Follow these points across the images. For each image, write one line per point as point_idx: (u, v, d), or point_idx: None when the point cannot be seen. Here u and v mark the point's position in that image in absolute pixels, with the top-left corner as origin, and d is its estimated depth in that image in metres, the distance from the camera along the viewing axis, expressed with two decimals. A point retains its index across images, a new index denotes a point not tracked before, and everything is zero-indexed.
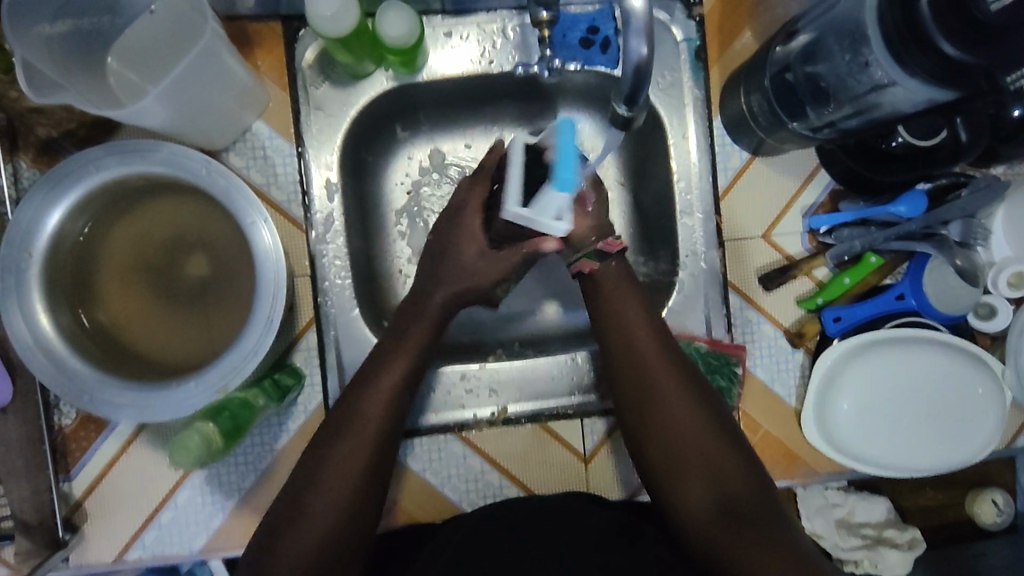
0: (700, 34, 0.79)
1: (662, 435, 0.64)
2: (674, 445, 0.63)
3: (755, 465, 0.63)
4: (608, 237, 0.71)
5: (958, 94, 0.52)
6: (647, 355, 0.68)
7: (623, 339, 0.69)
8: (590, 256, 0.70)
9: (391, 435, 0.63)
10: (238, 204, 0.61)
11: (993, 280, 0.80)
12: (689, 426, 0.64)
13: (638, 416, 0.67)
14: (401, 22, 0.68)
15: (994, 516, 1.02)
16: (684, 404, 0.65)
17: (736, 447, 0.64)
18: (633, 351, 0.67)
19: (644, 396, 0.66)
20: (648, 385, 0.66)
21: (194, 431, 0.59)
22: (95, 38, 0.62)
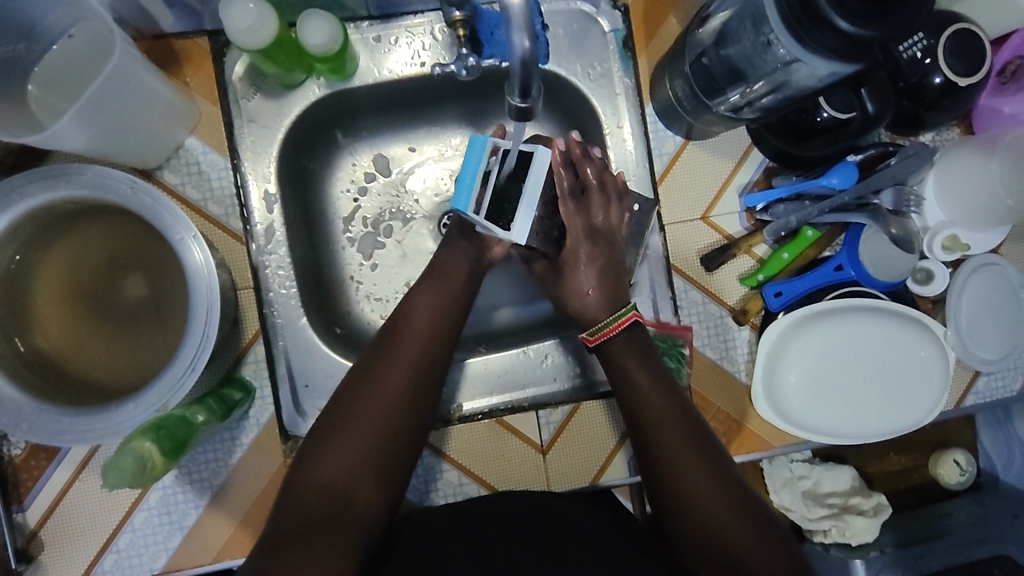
0: (626, 24, 0.80)
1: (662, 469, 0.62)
2: (677, 484, 0.61)
3: (724, 478, 0.61)
4: (585, 334, 0.70)
5: (858, 67, 0.54)
6: (644, 386, 0.66)
7: (623, 372, 0.67)
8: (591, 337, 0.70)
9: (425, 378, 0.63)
10: (167, 221, 0.61)
11: (928, 245, 0.81)
12: (694, 469, 0.61)
13: (639, 446, 0.65)
14: (323, 29, 0.68)
15: (957, 477, 1.03)
16: (682, 439, 0.62)
17: (708, 459, 0.62)
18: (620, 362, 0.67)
19: (644, 430, 0.64)
20: (647, 418, 0.64)
21: (129, 451, 0.58)
22: (11, 65, 0.61)
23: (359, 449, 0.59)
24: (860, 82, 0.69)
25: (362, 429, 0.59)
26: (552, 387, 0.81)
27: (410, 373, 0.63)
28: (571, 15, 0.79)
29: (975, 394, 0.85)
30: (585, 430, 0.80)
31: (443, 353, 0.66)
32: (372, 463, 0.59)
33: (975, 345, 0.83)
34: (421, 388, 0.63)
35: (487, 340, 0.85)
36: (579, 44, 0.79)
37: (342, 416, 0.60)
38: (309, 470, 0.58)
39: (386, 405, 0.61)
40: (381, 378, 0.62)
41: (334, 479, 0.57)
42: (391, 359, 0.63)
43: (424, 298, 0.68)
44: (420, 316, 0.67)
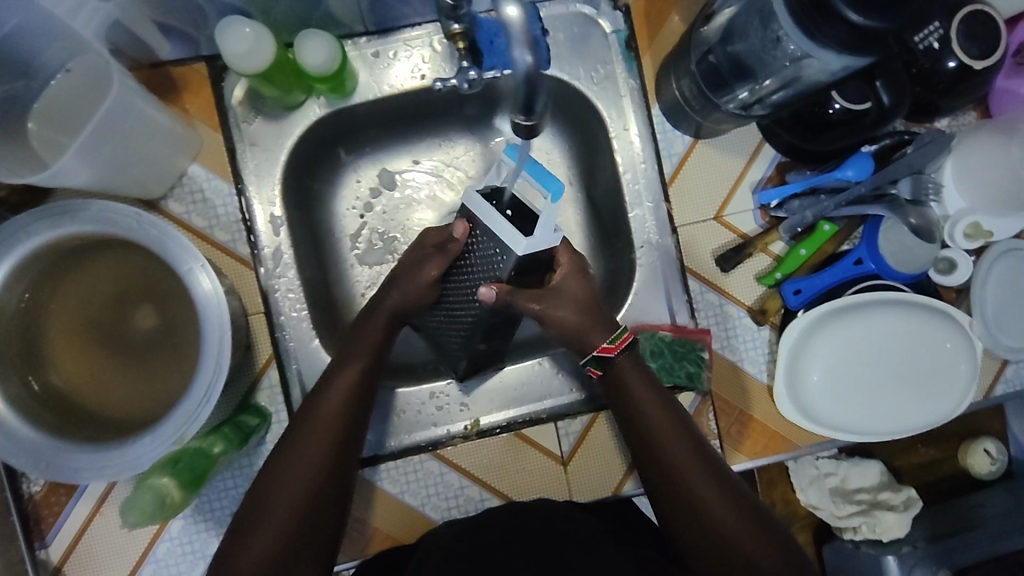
0: (627, 25, 0.79)
1: (680, 498, 0.62)
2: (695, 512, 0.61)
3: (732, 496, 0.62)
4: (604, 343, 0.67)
5: (873, 60, 0.52)
6: (651, 406, 0.66)
7: (630, 402, 0.67)
8: (591, 363, 0.68)
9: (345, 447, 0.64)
10: (175, 252, 0.61)
11: (949, 234, 0.79)
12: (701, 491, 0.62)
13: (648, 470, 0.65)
14: (321, 50, 0.67)
15: (989, 466, 1.01)
16: (696, 462, 0.63)
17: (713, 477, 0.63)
18: (629, 384, 0.67)
19: (659, 459, 0.64)
20: (657, 444, 0.65)
21: (147, 489, 0.62)
22: (11, 103, 0.60)
23: (277, 533, 0.59)
24: (873, 74, 0.68)
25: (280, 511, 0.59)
26: (569, 399, 0.79)
27: (321, 461, 0.62)
28: (571, 18, 0.78)
29: (1005, 383, 0.83)
30: (606, 439, 0.79)
31: (357, 430, 0.65)
32: (288, 550, 0.59)
33: (1001, 334, 0.80)
34: (333, 465, 0.62)
35: None
36: (581, 48, 0.78)
37: (257, 501, 0.60)
38: (223, 564, 0.58)
39: (297, 490, 0.60)
40: (293, 464, 0.61)
41: (253, 570, 0.57)
42: (307, 440, 0.62)
43: (338, 376, 0.66)
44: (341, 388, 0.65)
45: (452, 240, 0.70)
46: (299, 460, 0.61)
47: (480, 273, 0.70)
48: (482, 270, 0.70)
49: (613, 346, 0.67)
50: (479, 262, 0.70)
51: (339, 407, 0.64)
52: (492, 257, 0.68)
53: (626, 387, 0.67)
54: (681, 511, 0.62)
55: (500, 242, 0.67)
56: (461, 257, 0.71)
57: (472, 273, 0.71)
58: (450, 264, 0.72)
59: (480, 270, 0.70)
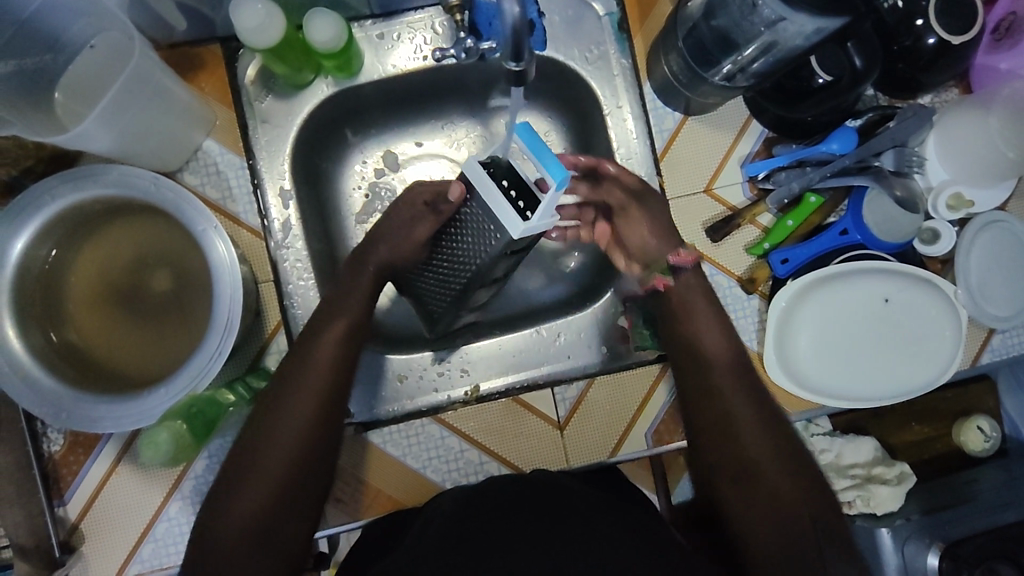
0: (620, 7, 0.82)
1: (726, 438, 0.66)
2: (739, 450, 0.65)
3: (776, 423, 0.67)
4: (676, 254, 0.76)
5: (844, 21, 0.55)
6: (709, 337, 0.72)
7: (684, 332, 0.73)
8: (664, 273, 0.76)
9: (331, 406, 0.66)
10: (189, 214, 0.65)
11: (933, 205, 0.82)
12: (743, 414, 0.67)
13: (695, 395, 0.70)
14: (328, 27, 0.71)
15: (983, 443, 1.03)
16: (749, 406, 0.67)
17: (760, 407, 0.67)
18: (695, 318, 0.74)
19: (706, 385, 0.70)
20: (709, 372, 0.70)
21: (163, 429, 0.65)
22: (39, 75, 0.64)
23: (271, 486, 0.62)
24: (845, 37, 0.70)
25: (267, 468, 0.62)
26: (566, 365, 0.82)
27: (308, 421, 0.65)
28: (567, 1, 0.82)
29: (991, 352, 0.85)
30: (600, 404, 0.82)
31: (343, 390, 0.68)
32: (278, 502, 0.62)
33: (986, 303, 0.83)
34: (319, 424, 0.65)
35: (500, 324, 0.87)
36: (575, 29, 0.82)
37: (245, 460, 0.63)
38: (217, 514, 0.61)
39: (290, 446, 0.63)
40: (282, 422, 0.64)
41: (246, 519, 0.60)
42: (292, 402, 0.65)
43: (325, 336, 0.69)
44: (324, 353, 0.68)
45: (445, 201, 0.73)
46: (283, 420, 0.64)
47: (471, 243, 0.72)
48: (472, 240, 0.72)
49: (687, 255, 0.76)
50: (468, 235, 0.72)
51: (328, 369, 0.67)
52: (483, 228, 0.69)
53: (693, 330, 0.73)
54: (725, 449, 0.66)
55: (496, 220, 0.67)
56: (455, 222, 0.74)
57: (461, 240, 0.73)
58: (443, 227, 0.75)
59: (473, 240, 0.72)
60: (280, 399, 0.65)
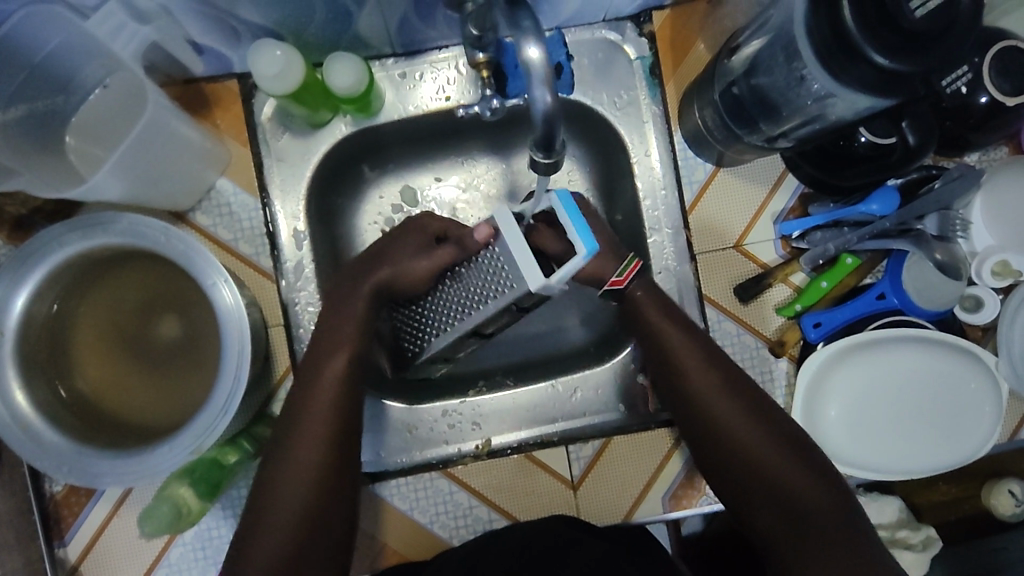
0: (652, 51, 0.79)
1: (724, 447, 0.64)
2: (741, 458, 0.63)
3: (777, 435, 0.64)
4: (613, 275, 0.70)
5: (899, 101, 0.51)
6: (681, 348, 0.68)
7: (660, 344, 0.69)
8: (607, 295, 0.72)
9: (346, 433, 0.63)
10: (200, 266, 0.62)
11: (976, 271, 0.77)
12: (738, 429, 0.64)
13: (686, 413, 0.67)
14: (348, 72, 0.68)
15: (1012, 507, 0.98)
16: (731, 403, 0.65)
17: (754, 420, 0.64)
18: (662, 335, 0.69)
19: (694, 405, 0.66)
20: (693, 391, 0.67)
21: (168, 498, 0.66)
22: (50, 117, 0.63)
23: (284, 528, 0.59)
24: (899, 115, 0.66)
25: (285, 498, 0.60)
26: (581, 422, 0.79)
27: (324, 443, 0.62)
28: (597, 43, 0.78)
29: None
30: (617, 466, 0.79)
31: (352, 419, 0.64)
32: (306, 530, 0.60)
33: None
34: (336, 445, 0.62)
35: (514, 372, 0.84)
36: (604, 73, 0.78)
37: (265, 490, 0.60)
38: (239, 560, 0.59)
39: (301, 473, 0.60)
40: (290, 450, 0.61)
41: (269, 559, 0.58)
42: (305, 423, 0.62)
43: (327, 364, 0.65)
44: (332, 370, 0.65)
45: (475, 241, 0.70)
46: (299, 443, 0.61)
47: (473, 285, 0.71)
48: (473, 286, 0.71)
49: (623, 278, 0.70)
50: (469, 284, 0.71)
51: (331, 391, 0.64)
52: (496, 278, 0.68)
53: (659, 337, 0.69)
54: (725, 459, 0.65)
55: (517, 270, 0.66)
56: (463, 261, 0.72)
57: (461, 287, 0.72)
58: (449, 264, 0.73)
59: (479, 283, 0.70)
60: (294, 420, 0.62)
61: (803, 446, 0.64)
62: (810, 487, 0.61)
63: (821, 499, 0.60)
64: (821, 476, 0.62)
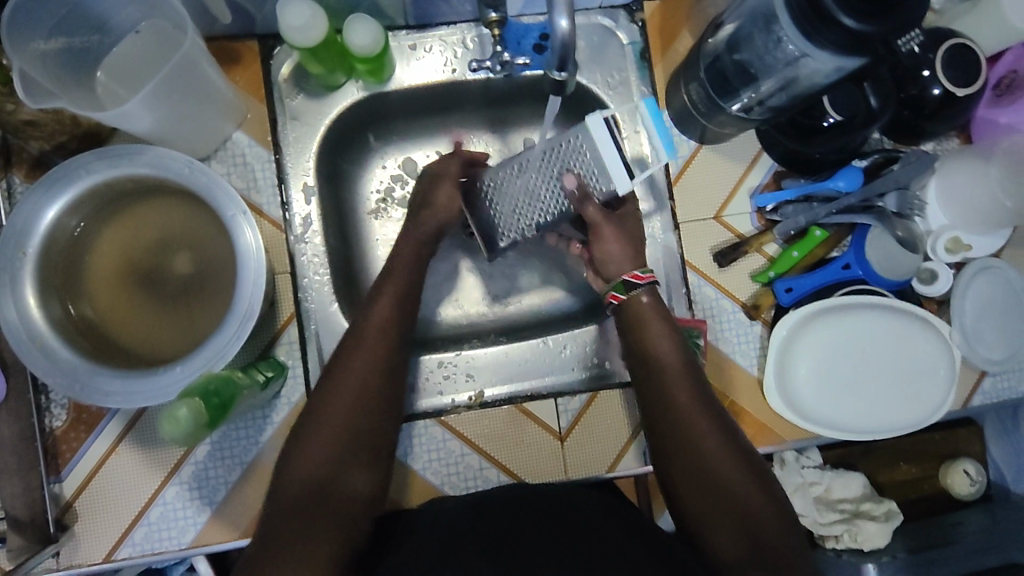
0: (643, 37, 0.86)
1: (700, 471, 0.64)
2: (708, 473, 0.64)
3: (754, 470, 0.64)
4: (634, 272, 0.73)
5: (863, 62, 0.59)
6: (671, 364, 0.69)
7: (648, 356, 0.71)
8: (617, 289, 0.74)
9: (395, 346, 0.69)
10: (221, 199, 0.66)
11: (931, 247, 0.85)
12: (722, 458, 0.64)
13: (663, 435, 0.67)
14: (367, 32, 0.73)
15: (969, 487, 1.03)
16: (709, 422, 0.66)
17: (736, 453, 0.65)
18: (654, 354, 0.70)
19: (678, 427, 0.66)
20: (679, 413, 0.67)
21: (181, 404, 0.59)
22: (85, 54, 0.66)
23: (333, 434, 0.62)
24: (862, 77, 0.75)
25: (339, 408, 0.63)
26: (569, 376, 0.84)
27: (378, 362, 0.67)
28: (592, 27, 0.85)
29: (981, 394, 0.87)
30: (601, 420, 0.83)
31: (399, 352, 0.69)
32: (351, 444, 0.63)
33: (979, 345, 0.85)
34: (388, 363, 0.67)
35: (506, 332, 0.89)
36: (599, 55, 0.85)
37: (319, 400, 0.64)
38: (285, 466, 0.61)
39: (354, 394, 0.64)
40: (343, 368, 0.66)
41: (315, 469, 0.60)
42: (365, 346, 0.67)
43: (381, 300, 0.71)
44: (388, 295, 0.71)
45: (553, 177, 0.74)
46: (358, 360, 0.66)
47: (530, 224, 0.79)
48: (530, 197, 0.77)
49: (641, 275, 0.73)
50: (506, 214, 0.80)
51: (389, 306, 0.70)
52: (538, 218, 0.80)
53: (649, 352, 0.71)
54: (700, 485, 0.64)
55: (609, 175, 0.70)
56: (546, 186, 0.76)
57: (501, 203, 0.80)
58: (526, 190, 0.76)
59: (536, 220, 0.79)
60: (354, 341, 0.67)
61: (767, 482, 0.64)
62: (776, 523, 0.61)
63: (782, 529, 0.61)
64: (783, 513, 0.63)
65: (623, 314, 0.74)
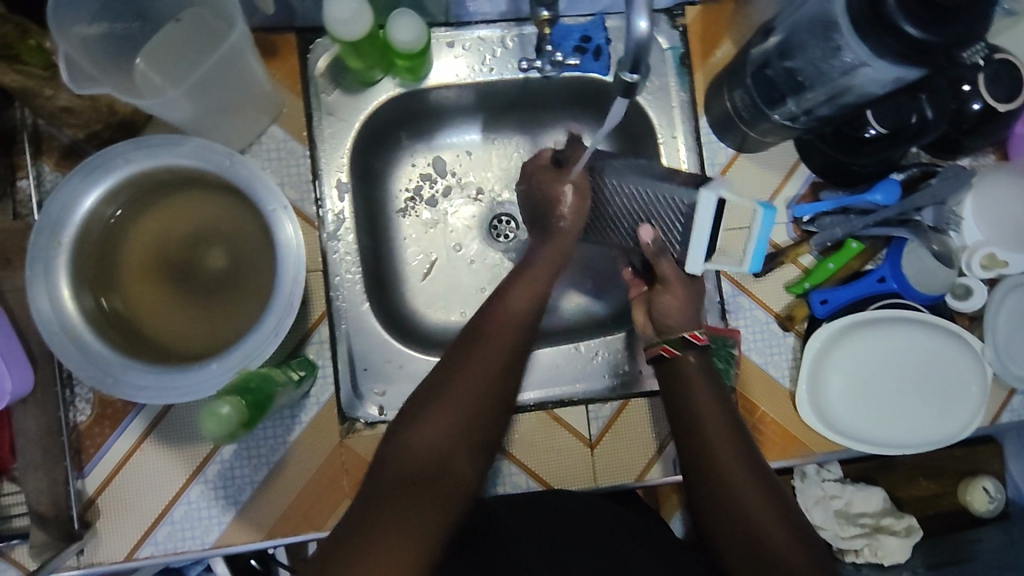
0: (683, 43, 0.85)
1: (708, 478, 0.63)
2: (716, 476, 0.63)
3: (762, 475, 0.62)
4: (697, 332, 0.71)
5: (922, 72, 0.58)
6: (689, 371, 0.70)
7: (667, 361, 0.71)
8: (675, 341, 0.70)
9: (526, 331, 0.67)
10: (261, 192, 0.64)
11: (967, 263, 0.84)
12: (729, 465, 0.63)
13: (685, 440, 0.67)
14: (410, 27, 0.72)
15: (987, 504, 1.02)
16: (722, 429, 0.65)
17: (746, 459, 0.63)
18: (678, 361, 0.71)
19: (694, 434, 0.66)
20: (694, 421, 0.66)
21: (224, 401, 0.58)
22: (126, 41, 0.65)
23: (453, 421, 0.59)
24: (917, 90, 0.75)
25: (463, 392, 0.61)
26: (599, 384, 0.84)
27: (509, 348, 0.65)
28: None
29: (1011, 412, 0.87)
30: (632, 428, 0.82)
31: (526, 339, 0.67)
32: (467, 432, 0.59)
33: (1011, 362, 0.85)
34: (515, 350, 0.65)
35: (536, 337, 0.88)
36: None
37: (442, 382, 0.61)
38: (401, 443, 0.58)
39: (480, 379, 0.62)
40: (475, 352, 0.64)
41: (427, 450, 0.57)
42: (495, 331, 0.66)
43: (514, 286, 0.71)
44: (527, 284, 0.71)
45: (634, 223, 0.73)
46: (481, 346, 0.64)
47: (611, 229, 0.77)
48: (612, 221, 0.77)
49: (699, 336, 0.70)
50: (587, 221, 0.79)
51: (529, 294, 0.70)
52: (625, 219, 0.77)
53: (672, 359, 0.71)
54: (709, 493, 0.62)
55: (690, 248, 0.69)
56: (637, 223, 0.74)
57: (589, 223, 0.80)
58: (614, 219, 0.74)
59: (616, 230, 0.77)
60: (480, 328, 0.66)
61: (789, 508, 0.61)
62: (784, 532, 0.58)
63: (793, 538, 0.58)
64: (798, 526, 0.60)
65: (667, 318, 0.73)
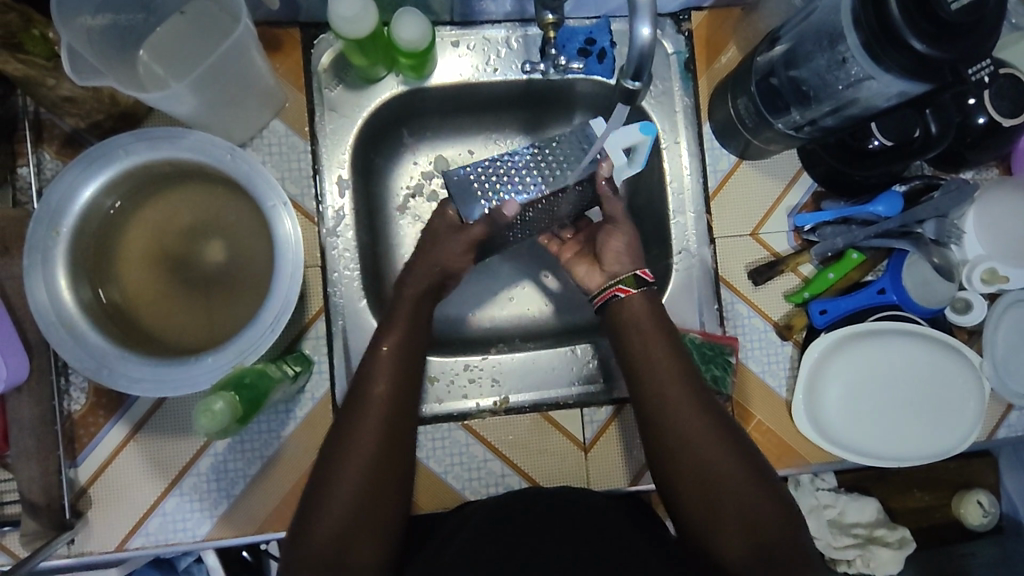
0: (688, 48, 0.85)
1: (698, 472, 0.63)
2: (704, 471, 0.63)
3: (754, 460, 0.64)
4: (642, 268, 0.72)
5: (928, 87, 0.58)
6: (660, 357, 0.68)
7: (636, 350, 0.69)
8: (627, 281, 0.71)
9: (410, 371, 0.66)
10: (260, 187, 0.64)
11: (968, 277, 0.83)
12: (719, 457, 0.63)
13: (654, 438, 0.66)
14: (415, 27, 0.72)
15: (980, 517, 1.02)
16: (701, 420, 0.64)
17: (733, 446, 0.64)
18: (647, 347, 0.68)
19: (669, 429, 0.65)
20: (668, 418, 0.65)
21: (217, 397, 0.59)
22: (129, 32, 0.65)
23: (355, 491, 0.60)
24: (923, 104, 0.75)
25: (359, 454, 0.61)
26: (595, 389, 0.83)
27: (395, 392, 0.64)
28: None
29: (1007, 427, 0.86)
30: (627, 432, 0.81)
31: (413, 386, 0.66)
32: (376, 497, 0.61)
33: (1009, 377, 0.84)
34: (405, 396, 0.65)
35: (531, 336, 0.88)
36: None
37: (333, 444, 0.62)
38: (306, 523, 0.59)
39: (375, 439, 0.61)
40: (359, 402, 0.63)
41: (334, 528, 0.59)
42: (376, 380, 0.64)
43: (392, 323, 0.68)
44: (400, 315, 0.69)
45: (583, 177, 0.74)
46: (367, 405, 0.63)
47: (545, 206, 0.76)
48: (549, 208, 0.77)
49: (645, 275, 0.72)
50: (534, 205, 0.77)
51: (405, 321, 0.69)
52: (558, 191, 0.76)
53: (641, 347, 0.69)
54: (699, 488, 0.63)
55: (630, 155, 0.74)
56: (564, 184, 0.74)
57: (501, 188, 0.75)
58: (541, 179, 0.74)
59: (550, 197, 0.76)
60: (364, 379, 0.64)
61: (779, 488, 0.64)
62: (776, 517, 0.61)
63: (783, 522, 0.61)
64: (786, 512, 0.62)
65: (619, 313, 0.71)
